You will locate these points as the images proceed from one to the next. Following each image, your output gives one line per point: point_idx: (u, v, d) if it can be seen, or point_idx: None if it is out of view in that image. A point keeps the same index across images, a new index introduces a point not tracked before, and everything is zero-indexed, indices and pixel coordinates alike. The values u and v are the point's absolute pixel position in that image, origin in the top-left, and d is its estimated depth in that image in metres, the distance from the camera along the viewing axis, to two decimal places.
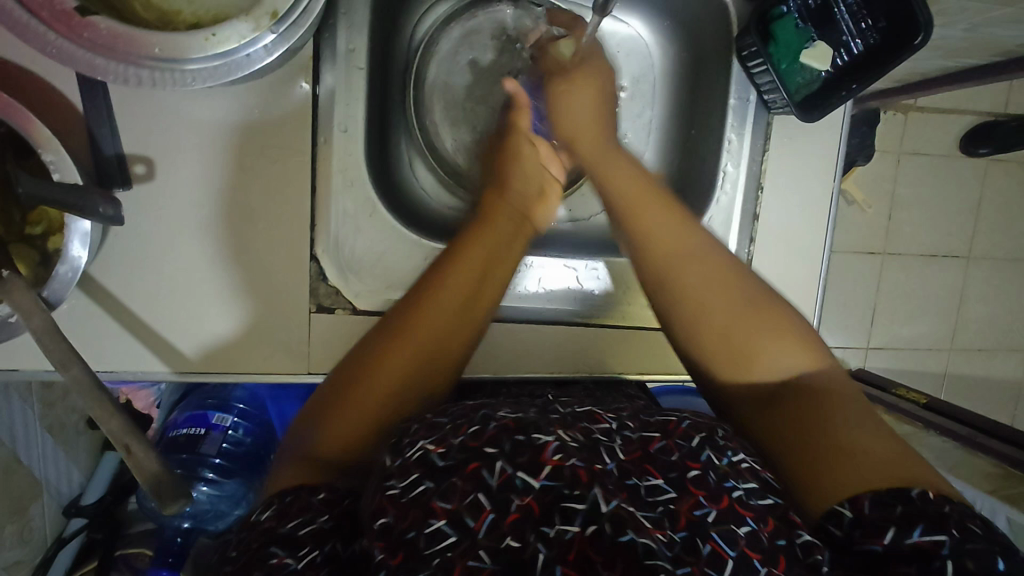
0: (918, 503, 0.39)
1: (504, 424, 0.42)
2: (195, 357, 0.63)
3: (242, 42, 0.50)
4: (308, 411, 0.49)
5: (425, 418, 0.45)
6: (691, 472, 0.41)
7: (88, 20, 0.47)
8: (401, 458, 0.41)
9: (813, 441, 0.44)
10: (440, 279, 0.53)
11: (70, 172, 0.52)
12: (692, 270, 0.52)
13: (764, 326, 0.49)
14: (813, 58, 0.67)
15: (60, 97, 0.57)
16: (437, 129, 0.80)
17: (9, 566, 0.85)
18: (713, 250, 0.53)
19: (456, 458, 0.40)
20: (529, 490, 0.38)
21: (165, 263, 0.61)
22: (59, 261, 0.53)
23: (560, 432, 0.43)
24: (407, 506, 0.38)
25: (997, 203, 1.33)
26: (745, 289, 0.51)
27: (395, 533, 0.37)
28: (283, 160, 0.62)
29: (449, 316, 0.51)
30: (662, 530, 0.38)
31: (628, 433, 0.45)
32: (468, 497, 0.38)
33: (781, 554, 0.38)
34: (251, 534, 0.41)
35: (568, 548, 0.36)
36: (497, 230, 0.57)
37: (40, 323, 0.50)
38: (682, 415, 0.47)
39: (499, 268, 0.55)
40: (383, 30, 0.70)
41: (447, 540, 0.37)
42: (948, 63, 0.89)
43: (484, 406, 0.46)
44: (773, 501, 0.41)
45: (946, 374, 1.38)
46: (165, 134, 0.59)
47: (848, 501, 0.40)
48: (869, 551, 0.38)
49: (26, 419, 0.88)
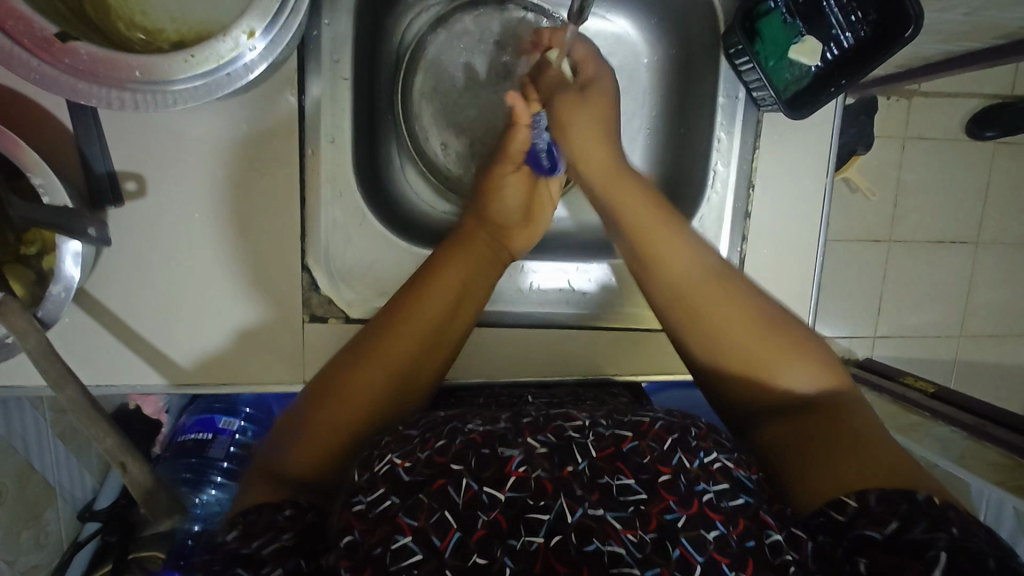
0: (921, 502, 0.40)
1: (470, 439, 0.43)
2: (190, 366, 0.64)
3: (221, 63, 0.50)
4: (280, 423, 0.51)
5: (396, 430, 0.46)
6: (662, 476, 0.41)
7: (70, 46, 0.47)
8: (369, 472, 0.42)
9: (813, 435, 0.46)
10: (423, 290, 0.56)
11: (59, 195, 0.53)
12: (703, 301, 0.52)
13: (780, 345, 0.49)
14: (802, 53, 0.66)
15: (51, 118, 0.58)
16: (426, 134, 0.80)
17: (28, 569, 0.87)
18: (715, 272, 0.53)
19: (423, 474, 0.41)
20: (495, 505, 0.40)
21: (160, 278, 0.62)
22: (53, 282, 0.54)
23: (529, 439, 0.43)
24: (373, 521, 0.39)
25: (1005, 186, 1.30)
26: (761, 311, 0.51)
27: (362, 551, 0.38)
28: (272, 173, 0.62)
29: (418, 326, 0.54)
30: (632, 530, 0.39)
31: (601, 429, 0.44)
32: (434, 515, 0.39)
33: (750, 557, 0.38)
34: (214, 555, 0.41)
35: (533, 560, 0.38)
36: (475, 251, 0.61)
37: (35, 342, 0.51)
38: (656, 415, 0.47)
39: (478, 280, 0.60)
40: (368, 36, 0.71)
41: (413, 558, 0.37)
42: (951, 47, 0.88)
43: (455, 418, 0.47)
44: (744, 500, 0.41)
45: (956, 360, 1.36)
46: (157, 152, 0.60)
47: (854, 495, 0.41)
48: (869, 538, 0.39)
49: (38, 427, 0.91)
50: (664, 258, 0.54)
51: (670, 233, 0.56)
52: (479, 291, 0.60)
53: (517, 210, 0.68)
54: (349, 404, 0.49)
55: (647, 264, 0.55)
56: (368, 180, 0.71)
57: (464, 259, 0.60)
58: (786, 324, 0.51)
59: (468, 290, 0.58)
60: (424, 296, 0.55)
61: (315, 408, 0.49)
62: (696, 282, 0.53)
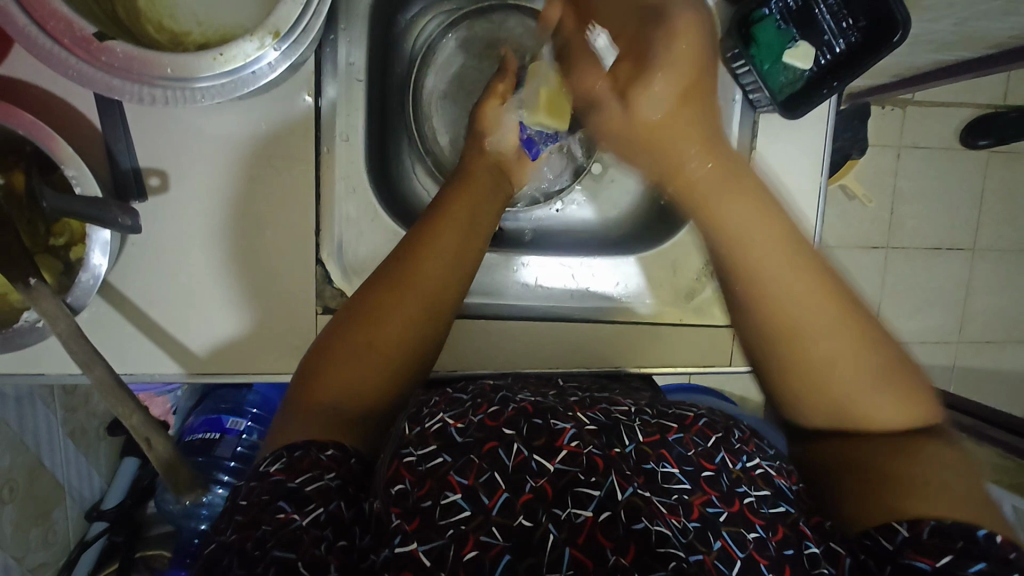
0: (982, 543, 0.37)
1: (522, 407, 0.45)
2: (204, 354, 0.66)
3: (248, 61, 0.53)
4: (304, 368, 0.51)
5: (446, 394, 0.49)
6: (705, 471, 0.44)
7: (106, 45, 0.50)
8: (420, 427, 0.44)
9: (876, 454, 0.43)
10: (431, 236, 0.56)
11: (91, 186, 0.55)
12: (829, 342, 0.44)
13: (890, 386, 0.44)
14: (795, 57, 0.69)
15: (81, 115, 0.61)
16: (435, 135, 0.84)
17: (35, 567, 0.89)
18: (846, 311, 0.45)
19: (474, 436, 0.43)
20: (543, 473, 0.41)
21: (179, 268, 0.64)
22: (82, 270, 0.56)
23: (579, 417, 0.46)
24: (423, 475, 0.41)
25: (999, 193, 1.33)
26: (880, 354, 0.45)
27: (412, 500, 0.40)
28: (290, 168, 0.65)
29: (433, 287, 0.53)
30: (676, 517, 0.41)
31: (647, 417, 0.48)
32: (483, 475, 0.41)
33: (788, 563, 0.39)
34: (260, 486, 0.42)
35: (577, 531, 0.39)
36: (475, 189, 0.64)
37: (64, 327, 0.53)
38: (700, 413, 0.51)
39: (480, 224, 0.61)
40: (381, 42, 0.74)
41: (461, 514, 0.39)
42: (944, 56, 0.90)
43: (503, 389, 0.50)
44: (785, 508, 0.42)
45: (954, 366, 1.39)
46: (180, 151, 0.63)
47: (907, 523, 0.39)
48: (916, 568, 0.37)
49: (49, 425, 0.92)
50: (786, 280, 0.45)
51: (796, 259, 0.46)
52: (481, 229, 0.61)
53: (513, 146, 0.73)
54: (367, 362, 0.50)
55: (756, 291, 0.46)
56: (380, 178, 0.74)
57: (466, 199, 0.62)
58: (898, 367, 0.45)
59: (470, 232, 0.59)
60: (429, 252, 0.54)
61: (332, 360, 0.50)
62: (822, 314, 0.45)
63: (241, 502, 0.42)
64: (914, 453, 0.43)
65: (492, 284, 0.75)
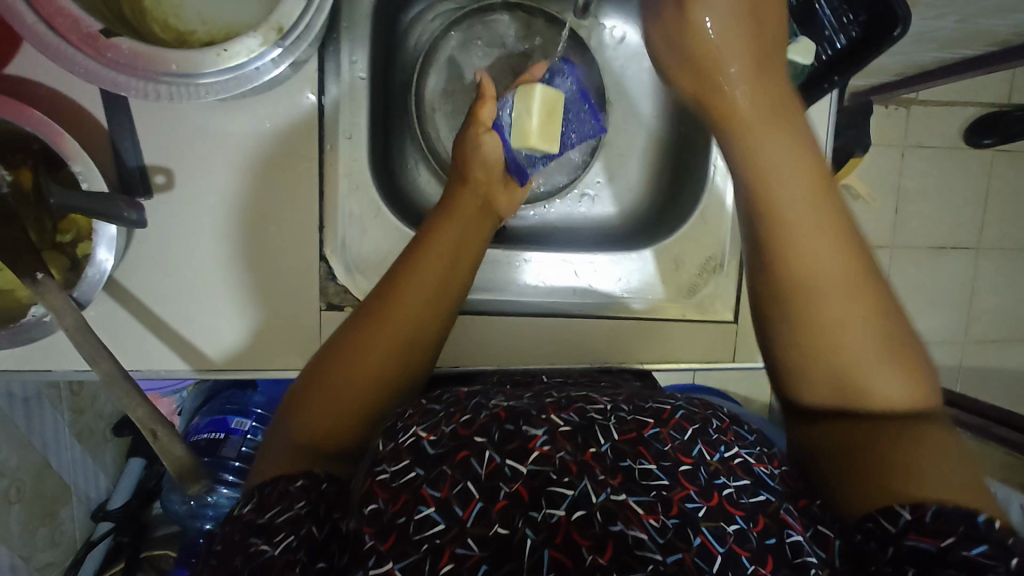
0: (982, 528, 0.37)
1: (494, 414, 0.45)
2: (219, 359, 0.67)
3: (251, 56, 0.54)
4: (288, 401, 0.51)
5: (421, 404, 0.48)
6: (683, 466, 0.43)
7: (112, 41, 0.51)
8: (393, 442, 0.44)
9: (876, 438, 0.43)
10: (415, 261, 0.57)
11: (97, 181, 0.56)
12: (833, 309, 0.45)
13: (896, 360, 0.45)
14: (797, 52, 0.68)
15: (87, 113, 0.62)
16: (438, 133, 0.84)
17: (43, 567, 0.89)
18: (855, 281, 0.45)
19: (446, 446, 0.43)
20: (517, 478, 0.41)
21: (185, 267, 0.65)
22: (88, 265, 0.57)
23: (553, 418, 0.45)
24: (396, 490, 0.41)
25: (1004, 193, 1.33)
26: (884, 329, 0.45)
27: (386, 518, 0.40)
28: (292, 167, 0.65)
29: (416, 314, 0.55)
30: (654, 515, 0.40)
31: (623, 414, 0.46)
32: (456, 486, 0.41)
33: (769, 554, 0.39)
34: (233, 527, 0.43)
35: (555, 532, 0.39)
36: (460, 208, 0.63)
37: (71, 320, 0.54)
38: (677, 404, 0.49)
39: (468, 245, 0.61)
40: (383, 41, 0.75)
41: (436, 527, 0.39)
42: (946, 54, 0.90)
43: (477, 394, 0.49)
44: (765, 499, 0.42)
45: (960, 366, 1.38)
46: (185, 150, 0.64)
47: (909, 505, 0.38)
48: (917, 548, 0.37)
49: (57, 425, 0.93)
50: (802, 248, 0.46)
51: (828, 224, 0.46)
52: (468, 251, 0.61)
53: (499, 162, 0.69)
54: (350, 391, 0.50)
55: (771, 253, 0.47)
56: (382, 175, 0.75)
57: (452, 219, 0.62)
58: (904, 341, 0.45)
59: (456, 255, 0.60)
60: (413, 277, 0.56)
61: (314, 394, 0.50)
62: (829, 280, 0.45)
63: (218, 543, 0.43)
64: (915, 438, 0.42)
65: (495, 280, 0.75)
